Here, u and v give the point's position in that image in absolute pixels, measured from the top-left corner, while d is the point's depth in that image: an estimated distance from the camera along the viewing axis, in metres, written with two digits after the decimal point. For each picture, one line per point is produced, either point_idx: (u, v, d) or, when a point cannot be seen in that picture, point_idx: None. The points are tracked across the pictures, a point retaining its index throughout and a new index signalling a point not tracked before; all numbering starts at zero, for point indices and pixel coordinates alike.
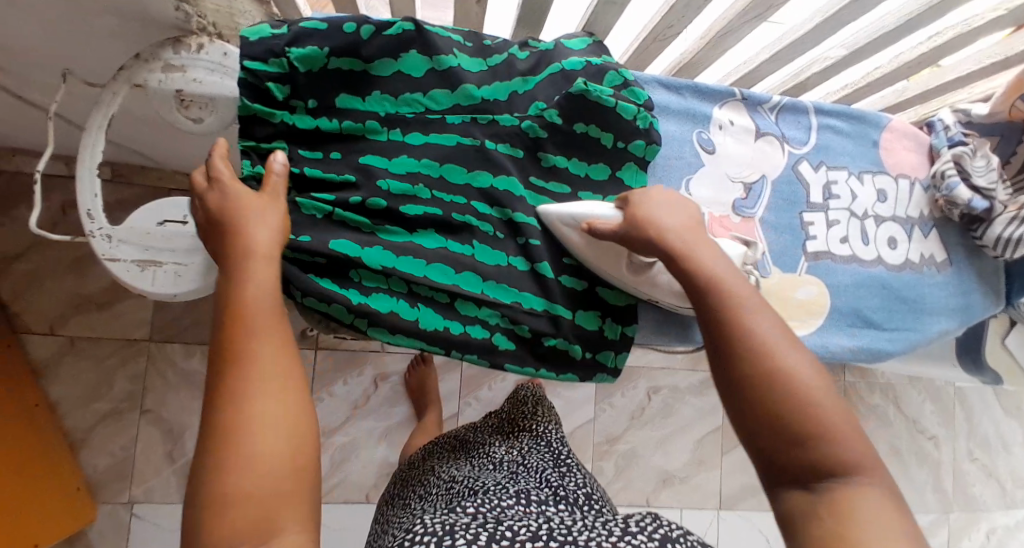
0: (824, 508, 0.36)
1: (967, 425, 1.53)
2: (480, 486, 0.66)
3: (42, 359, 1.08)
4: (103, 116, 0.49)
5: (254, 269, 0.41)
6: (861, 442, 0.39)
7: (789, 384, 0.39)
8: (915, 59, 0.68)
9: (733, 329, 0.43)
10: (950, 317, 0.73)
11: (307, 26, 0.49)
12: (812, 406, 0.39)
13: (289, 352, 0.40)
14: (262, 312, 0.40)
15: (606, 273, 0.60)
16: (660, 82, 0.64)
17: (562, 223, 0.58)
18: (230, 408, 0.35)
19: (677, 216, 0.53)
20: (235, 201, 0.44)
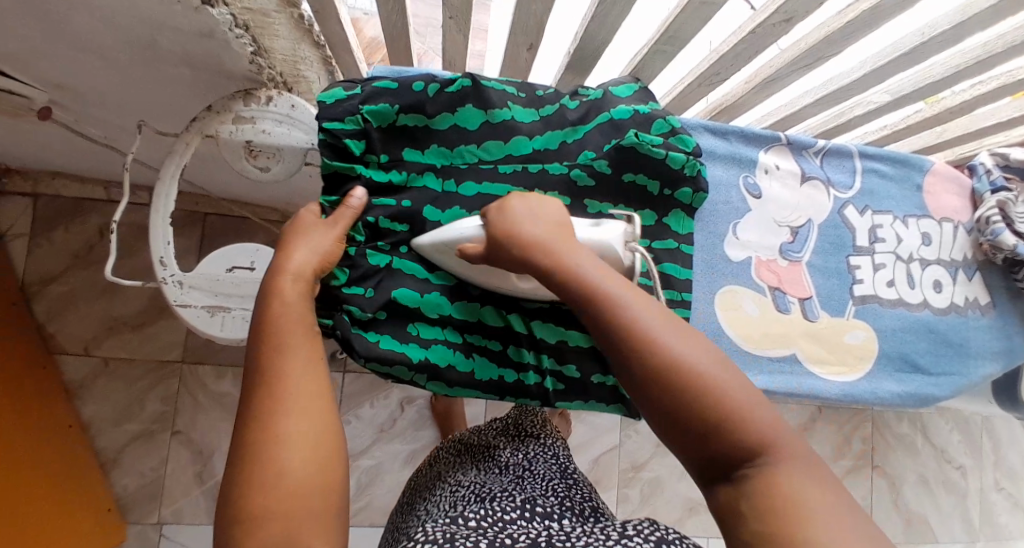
0: (752, 498, 0.32)
1: (995, 455, 1.51)
2: (483, 493, 0.61)
3: (77, 379, 1.10)
4: (176, 165, 0.50)
5: (285, 291, 0.45)
6: (773, 415, 0.35)
7: (686, 373, 0.35)
8: (958, 106, 0.69)
9: (613, 323, 0.38)
10: (994, 361, 0.73)
11: (379, 85, 0.51)
12: (712, 389, 0.35)
13: (321, 377, 0.43)
14: (295, 335, 0.44)
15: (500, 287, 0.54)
16: (705, 127, 0.64)
17: (440, 250, 0.52)
18: (258, 429, 0.39)
19: (552, 208, 0.49)
20: (301, 233, 0.48)
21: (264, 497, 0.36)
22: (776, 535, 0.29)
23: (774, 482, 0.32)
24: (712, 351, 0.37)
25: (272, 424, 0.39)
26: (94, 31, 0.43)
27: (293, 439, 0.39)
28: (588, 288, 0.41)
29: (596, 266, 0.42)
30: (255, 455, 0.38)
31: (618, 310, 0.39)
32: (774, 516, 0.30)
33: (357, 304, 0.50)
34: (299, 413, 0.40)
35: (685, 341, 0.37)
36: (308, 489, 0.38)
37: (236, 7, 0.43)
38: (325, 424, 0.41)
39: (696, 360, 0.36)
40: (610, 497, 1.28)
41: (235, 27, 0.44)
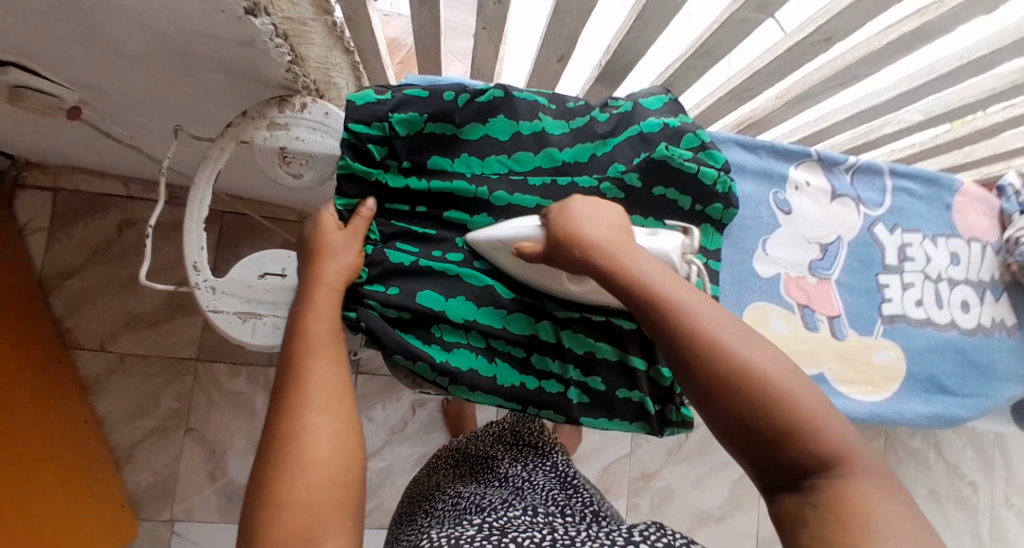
0: (823, 509, 0.30)
1: (1007, 472, 1.49)
2: (485, 504, 0.61)
3: (92, 374, 1.10)
4: (210, 171, 0.50)
5: (316, 301, 0.46)
6: (841, 424, 0.34)
7: (755, 381, 0.34)
8: (989, 127, 0.68)
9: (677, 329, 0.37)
10: (1020, 384, 0.72)
11: (410, 93, 0.50)
12: (783, 398, 0.33)
13: (344, 376, 0.43)
14: (320, 336, 0.44)
15: (550, 287, 0.53)
16: (737, 141, 0.64)
17: (494, 247, 0.51)
18: (287, 422, 0.39)
19: (608, 210, 0.48)
20: (325, 243, 0.48)
21: (294, 485, 0.36)
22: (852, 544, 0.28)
23: (840, 493, 0.31)
24: (781, 358, 0.36)
25: (301, 418, 0.39)
26: (134, 37, 0.43)
27: (316, 434, 0.39)
28: (650, 292, 0.40)
29: (657, 270, 0.41)
30: (278, 450, 0.38)
31: (683, 314, 0.38)
32: (846, 528, 0.29)
33: (379, 299, 0.49)
34: (326, 407, 0.40)
35: (754, 349, 0.36)
36: (335, 479, 0.37)
37: (278, 17, 0.42)
38: (350, 420, 0.41)
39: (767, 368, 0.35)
40: (619, 505, 1.28)
41: (276, 37, 0.44)
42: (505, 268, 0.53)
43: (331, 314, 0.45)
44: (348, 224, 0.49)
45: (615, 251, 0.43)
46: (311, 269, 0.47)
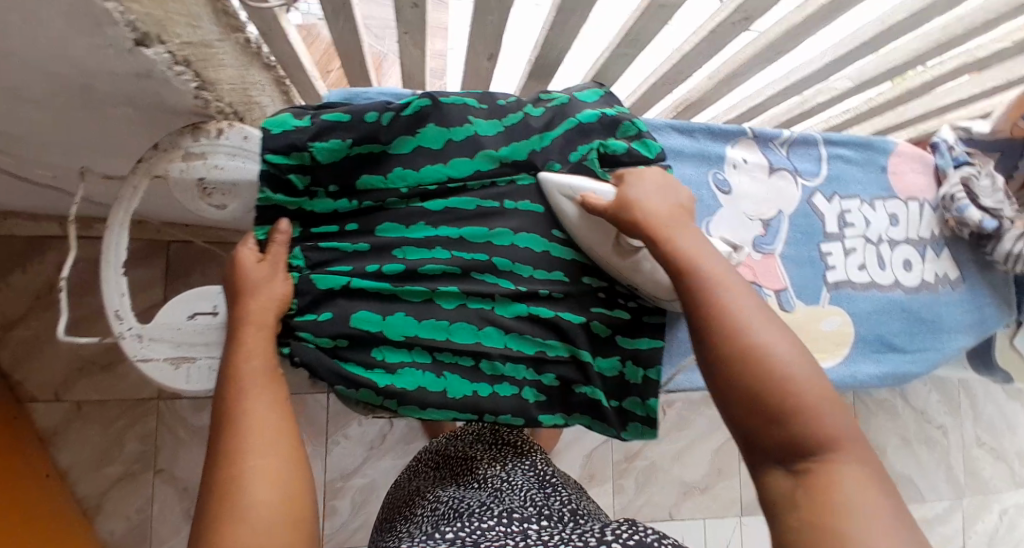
0: (809, 491, 0.38)
1: (972, 411, 1.55)
2: (461, 511, 0.60)
3: (50, 425, 1.06)
4: (127, 211, 0.48)
5: (246, 337, 0.44)
6: (843, 416, 0.41)
7: (772, 374, 0.41)
8: (920, 85, 0.70)
9: (708, 311, 0.45)
10: (968, 334, 0.74)
11: (329, 118, 0.48)
12: (785, 383, 0.41)
13: (282, 410, 0.42)
14: (254, 375, 0.43)
15: (593, 248, 0.57)
16: (672, 127, 0.64)
17: (561, 192, 0.55)
18: (226, 469, 0.38)
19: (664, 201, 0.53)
20: (243, 280, 0.46)
21: (235, 535, 0.35)
22: (823, 523, 0.36)
23: (827, 474, 0.38)
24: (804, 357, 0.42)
25: (239, 462, 0.38)
26: (23, 81, 0.41)
27: (257, 477, 0.38)
28: (696, 283, 0.46)
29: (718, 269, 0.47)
30: (218, 498, 0.37)
31: (725, 309, 0.44)
32: (816, 511, 0.37)
33: (310, 329, 0.48)
34: (265, 447, 0.39)
35: (772, 339, 0.43)
36: (281, 519, 0.37)
37: (174, 44, 0.41)
38: (294, 456, 0.40)
39: (777, 356, 0.42)
40: (605, 489, 1.30)
41: (175, 65, 0.42)
42: (563, 220, 0.57)
43: (264, 351, 0.44)
44: (266, 253, 0.48)
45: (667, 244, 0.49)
46: (235, 309, 0.45)
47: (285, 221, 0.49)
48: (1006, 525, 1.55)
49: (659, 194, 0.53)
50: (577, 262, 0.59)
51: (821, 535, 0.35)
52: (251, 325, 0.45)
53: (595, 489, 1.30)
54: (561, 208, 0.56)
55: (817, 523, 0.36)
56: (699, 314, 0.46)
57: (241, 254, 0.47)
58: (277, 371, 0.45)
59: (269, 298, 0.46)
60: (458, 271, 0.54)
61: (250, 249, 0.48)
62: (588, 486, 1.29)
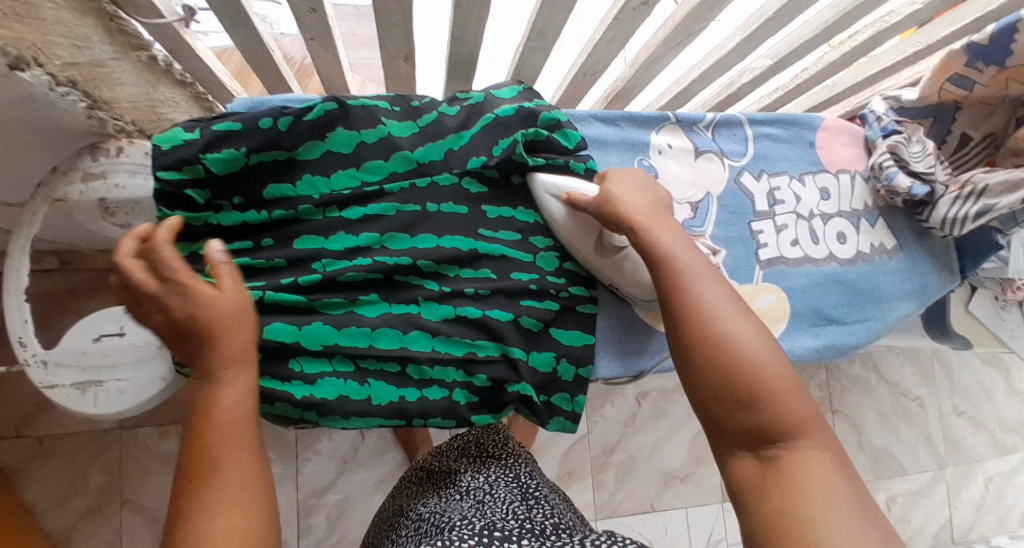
0: (774, 477, 0.38)
1: (948, 380, 1.56)
2: (442, 526, 0.58)
3: (12, 463, 1.03)
4: (26, 237, 0.47)
5: (224, 374, 0.39)
6: (808, 405, 0.41)
7: (741, 363, 0.41)
8: (840, 59, 0.70)
9: (681, 298, 0.45)
10: (908, 302, 0.74)
11: (220, 128, 0.46)
12: (755, 370, 0.41)
13: (255, 463, 0.38)
14: (230, 420, 0.38)
15: (574, 246, 0.58)
16: (593, 116, 0.64)
17: (550, 191, 0.57)
18: (185, 528, 0.34)
19: (647, 199, 0.53)
20: (195, 316, 0.39)
21: None
22: (789, 509, 0.36)
23: (793, 460, 0.39)
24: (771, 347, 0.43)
25: (191, 525, 0.34)
26: None
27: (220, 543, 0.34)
28: (671, 272, 0.47)
29: (694, 261, 0.47)
30: None
31: (697, 301, 0.45)
32: (778, 497, 0.37)
33: None
34: (237, 508, 0.35)
35: (744, 327, 0.43)
36: None
37: (54, 66, 0.41)
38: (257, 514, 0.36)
39: (748, 343, 0.42)
40: (585, 485, 1.29)
41: (57, 86, 0.42)
42: (548, 218, 0.58)
43: (244, 393, 0.39)
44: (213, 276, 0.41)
45: (649, 234, 0.50)
46: (205, 344, 0.39)
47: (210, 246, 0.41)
48: (991, 492, 1.55)
49: (644, 193, 0.53)
50: (506, 257, 0.57)
51: (785, 521, 0.36)
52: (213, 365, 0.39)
53: (575, 486, 1.29)
54: (547, 204, 0.57)
55: (783, 509, 0.37)
56: (672, 304, 0.46)
57: (184, 281, 0.39)
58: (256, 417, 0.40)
59: (243, 332, 0.40)
60: (380, 276, 0.53)
61: (182, 265, 0.39)
62: (567, 484, 1.28)
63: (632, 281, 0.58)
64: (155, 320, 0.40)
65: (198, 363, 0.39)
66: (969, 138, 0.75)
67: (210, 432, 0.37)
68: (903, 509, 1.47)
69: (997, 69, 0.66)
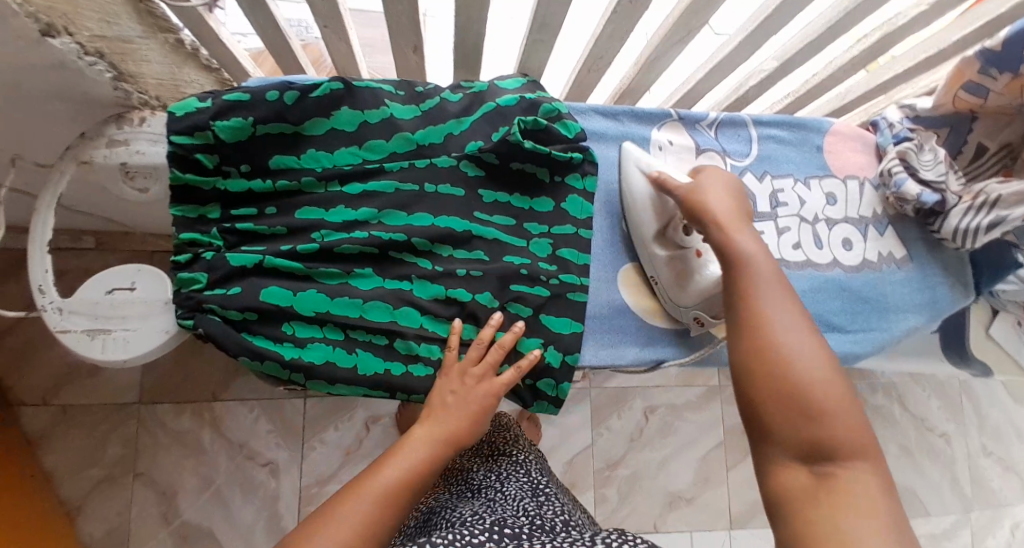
0: (825, 493, 0.35)
1: (977, 418, 1.48)
2: (451, 519, 0.58)
3: (35, 429, 1.07)
4: (53, 195, 0.51)
5: (439, 419, 0.50)
6: (865, 428, 0.38)
7: (799, 373, 0.39)
8: (848, 63, 0.70)
9: (749, 302, 0.44)
10: (916, 314, 0.72)
11: (230, 98, 0.49)
12: (813, 383, 0.38)
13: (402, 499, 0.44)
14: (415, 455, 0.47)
15: (639, 227, 0.61)
16: (595, 110, 0.66)
17: (640, 169, 0.62)
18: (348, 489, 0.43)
19: (732, 199, 0.54)
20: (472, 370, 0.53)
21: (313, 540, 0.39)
22: (839, 526, 0.33)
23: (846, 479, 0.36)
24: (833, 367, 0.40)
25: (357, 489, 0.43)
26: None
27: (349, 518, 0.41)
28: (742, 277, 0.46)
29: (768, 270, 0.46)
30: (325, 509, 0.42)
31: (761, 309, 0.43)
32: (827, 513, 0.34)
33: (218, 302, 0.49)
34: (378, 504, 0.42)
35: (806, 338, 0.41)
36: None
37: (83, 36, 0.44)
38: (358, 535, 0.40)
39: (809, 355, 0.40)
40: (586, 498, 1.26)
41: (85, 55, 0.45)
42: (629, 194, 0.62)
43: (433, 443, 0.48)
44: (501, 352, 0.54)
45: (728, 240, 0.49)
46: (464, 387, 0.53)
47: (456, 320, 0.54)
48: (1022, 540, 1.45)
49: (730, 195, 0.53)
50: (499, 241, 0.59)
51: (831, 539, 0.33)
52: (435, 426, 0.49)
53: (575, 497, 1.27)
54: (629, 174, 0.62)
55: (832, 524, 0.34)
56: (738, 306, 0.44)
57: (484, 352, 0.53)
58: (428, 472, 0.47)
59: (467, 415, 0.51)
60: (375, 251, 0.54)
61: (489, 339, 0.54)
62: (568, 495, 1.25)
63: (671, 275, 0.59)
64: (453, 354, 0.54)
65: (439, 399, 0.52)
66: (985, 148, 0.73)
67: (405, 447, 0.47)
68: None
69: (1010, 77, 0.63)
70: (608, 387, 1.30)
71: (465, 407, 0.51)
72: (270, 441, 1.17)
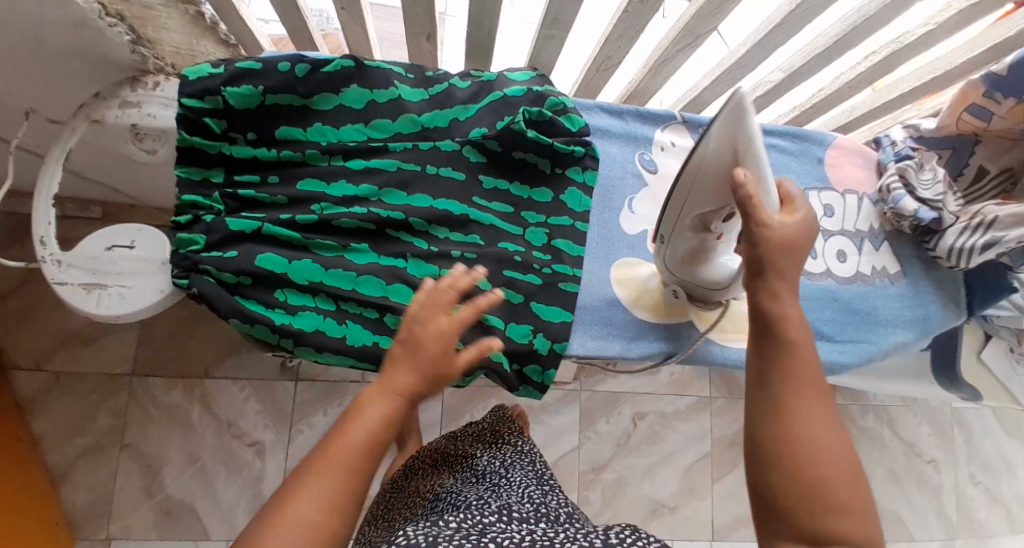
0: None
1: (967, 448, 1.47)
2: (459, 502, 0.59)
3: (27, 394, 1.08)
4: (62, 150, 0.52)
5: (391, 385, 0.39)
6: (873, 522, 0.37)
7: (816, 466, 0.37)
8: (854, 79, 0.71)
9: (777, 377, 0.41)
10: (905, 329, 0.72)
11: (242, 66, 0.50)
12: (829, 475, 0.37)
13: (357, 487, 0.36)
14: (366, 432, 0.37)
15: (682, 198, 0.49)
16: (600, 108, 0.67)
17: (731, 137, 0.42)
18: (278, 501, 0.34)
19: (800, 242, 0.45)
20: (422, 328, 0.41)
21: None
22: None
23: None
24: (851, 459, 0.38)
25: (292, 496, 0.34)
26: None
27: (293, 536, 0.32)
28: (776, 346, 0.42)
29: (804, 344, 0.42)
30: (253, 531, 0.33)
31: (786, 390, 0.40)
32: None
33: (214, 263, 0.50)
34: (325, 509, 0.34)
35: (828, 427, 0.39)
36: None
37: None
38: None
39: (830, 446, 0.38)
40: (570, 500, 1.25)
41: (106, 16, 0.46)
42: (696, 150, 0.45)
43: (393, 409, 0.39)
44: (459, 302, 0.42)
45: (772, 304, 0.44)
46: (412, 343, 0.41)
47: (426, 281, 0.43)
48: None
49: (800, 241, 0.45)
50: (496, 226, 0.60)
51: None
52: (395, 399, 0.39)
53: None
54: (714, 131, 0.42)
55: None
56: (768, 377, 0.41)
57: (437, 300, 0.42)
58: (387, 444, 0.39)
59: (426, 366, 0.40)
60: (372, 227, 0.55)
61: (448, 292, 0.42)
62: None
63: (685, 256, 0.55)
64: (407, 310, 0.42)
65: (390, 362, 0.41)
66: (985, 172, 0.73)
67: (351, 429, 0.37)
68: None
69: (1015, 102, 0.64)
70: (599, 391, 1.31)
71: (424, 364, 0.40)
72: (259, 421, 1.18)
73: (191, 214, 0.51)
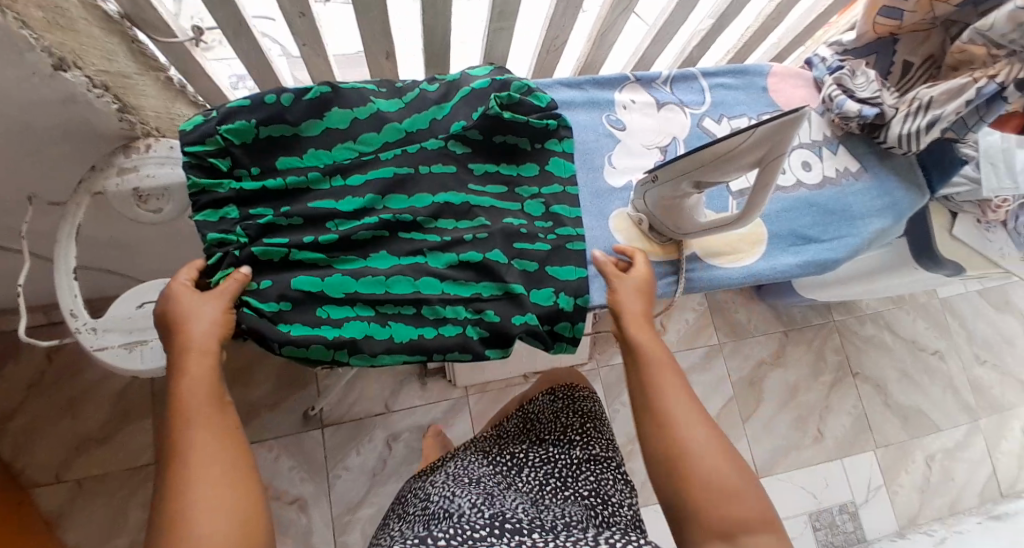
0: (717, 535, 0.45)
1: (964, 332, 1.56)
2: (451, 512, 0.57)
3: (53, 508, 1.01)
4: (71, 226, 0.53)
5: (191, 368, 0.45)
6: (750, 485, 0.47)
7: (683, 446, 0.49)
8: (774, 11, 0.78)
9: (651, 385, 0.54)
10: (878, 217, 0.79)
11: (234, 105, 0.54)
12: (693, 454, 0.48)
13: (232, 444, 0.43)
14: (198, 406, 0.44)
15: (694, 167, 0.55)
16: (560, 83, 0.72)
17: (763, 136, 0.49)
18: (167, 509, 0.38)
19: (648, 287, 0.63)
20: (180, 312, 0.48)
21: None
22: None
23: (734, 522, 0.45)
24: (717, 443, 0.49)
25: (180, 490, 0.39)
26: None
27: (201, 506, 0.38)
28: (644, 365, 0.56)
29: (661, 355, 0.56)
30: (162, 539, 0.37)
31: (658, 399, 0.53)
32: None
33: (253, 295, 0.52)
34: (217, 477, 0.40)
35: (691, 422, 0.50)
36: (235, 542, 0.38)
37: (90, 70, 0.47)
38: (244, 520, 0.39)
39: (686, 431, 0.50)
40: None
41: (93, 87, 0.48)
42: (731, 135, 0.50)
43: (208, 377, 0.46)
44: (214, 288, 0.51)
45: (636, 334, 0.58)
46: (177, 340, 0.47)
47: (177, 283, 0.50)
48: None
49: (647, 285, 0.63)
50: (496, 207, 0.63)
51: None
52: (189, 377, 0.45)
53: None
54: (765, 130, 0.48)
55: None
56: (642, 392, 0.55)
57: (176, 285, 0.50)
58: (225, 405, 0.45)
59: (208, 324, 0.48)
60: (386, 233, 0.58)
61: (181, 281, 0.50)
62: None
63: (664, 202, 0.62)
64: (156, 326, 0.49)
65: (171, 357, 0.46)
66: (910, 63, 0.78)
67: (181, 418, 0.43)
68: (943, 466, 1.43)
69: None
70: (616, 363, 1.34)
71: (207, 331, 0.48)
72: (295, 477, 1.15)
73: (220, 251, 0.53)
